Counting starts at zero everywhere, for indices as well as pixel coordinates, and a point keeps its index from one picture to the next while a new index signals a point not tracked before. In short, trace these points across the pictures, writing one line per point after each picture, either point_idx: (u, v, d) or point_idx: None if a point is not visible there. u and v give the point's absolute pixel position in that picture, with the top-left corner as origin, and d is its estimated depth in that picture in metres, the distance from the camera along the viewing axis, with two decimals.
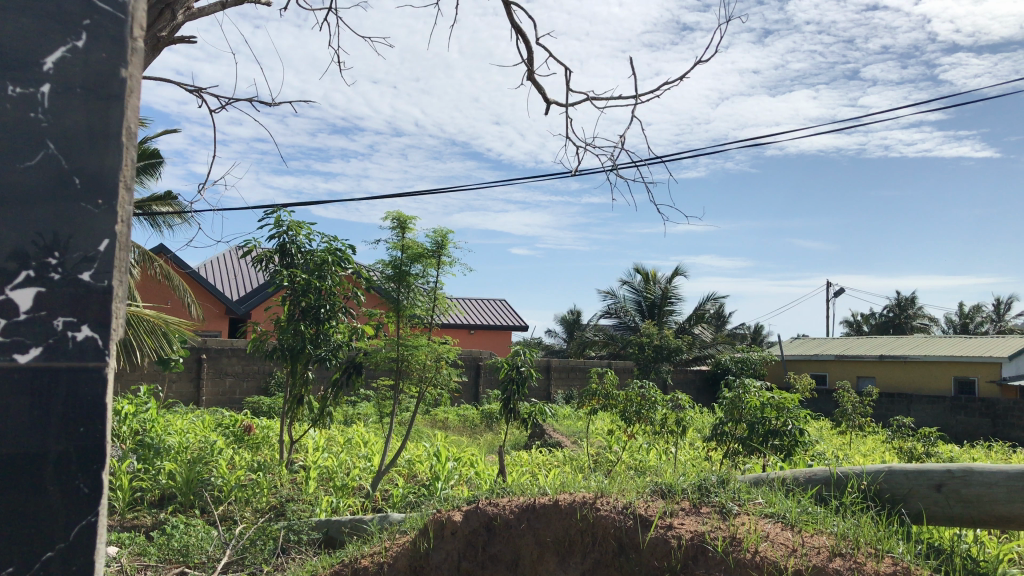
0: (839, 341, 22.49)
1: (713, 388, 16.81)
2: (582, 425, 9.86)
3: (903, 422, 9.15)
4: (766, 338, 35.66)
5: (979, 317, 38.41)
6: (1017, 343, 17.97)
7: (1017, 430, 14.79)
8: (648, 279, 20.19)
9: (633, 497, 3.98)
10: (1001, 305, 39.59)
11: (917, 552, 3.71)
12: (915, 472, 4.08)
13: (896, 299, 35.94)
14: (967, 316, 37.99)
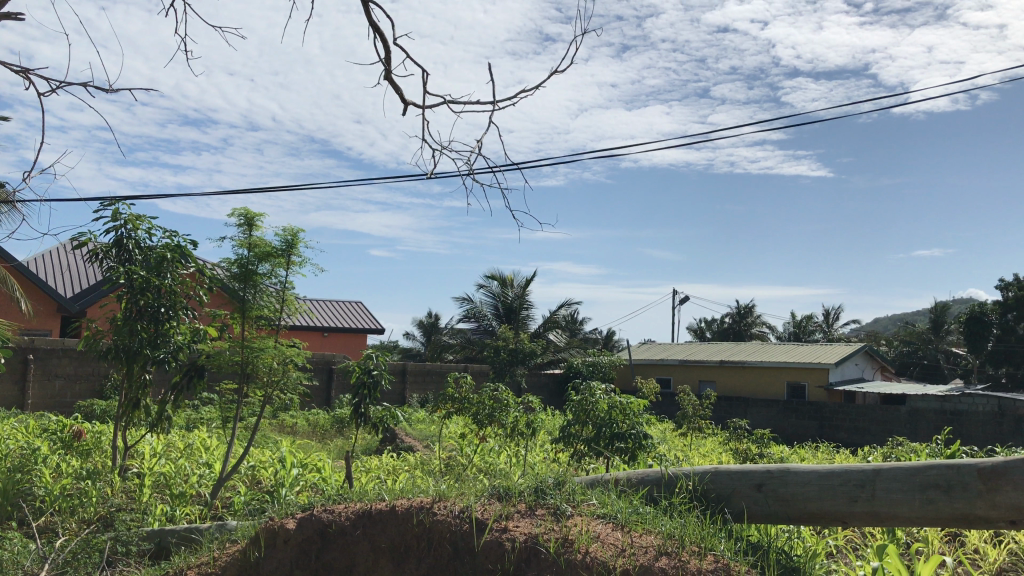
0: (686, 346, 23.45)
1: (566, 392, 17.19)
2: (434, 429, 9.84)
3: (739, 424, 9.64)
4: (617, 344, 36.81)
5: (811, 325, 41.13)
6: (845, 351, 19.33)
7: (842, 432, 15.92)
8: (504, 283, 20.42)
9: (469, 502, 3.97)
10: (830, 315, 42.53)
11: (736, 549, 3.90)
12: (738, 473, 4.29)
13: (736, 307, 37.97)
14: (801, 325, 40.61)
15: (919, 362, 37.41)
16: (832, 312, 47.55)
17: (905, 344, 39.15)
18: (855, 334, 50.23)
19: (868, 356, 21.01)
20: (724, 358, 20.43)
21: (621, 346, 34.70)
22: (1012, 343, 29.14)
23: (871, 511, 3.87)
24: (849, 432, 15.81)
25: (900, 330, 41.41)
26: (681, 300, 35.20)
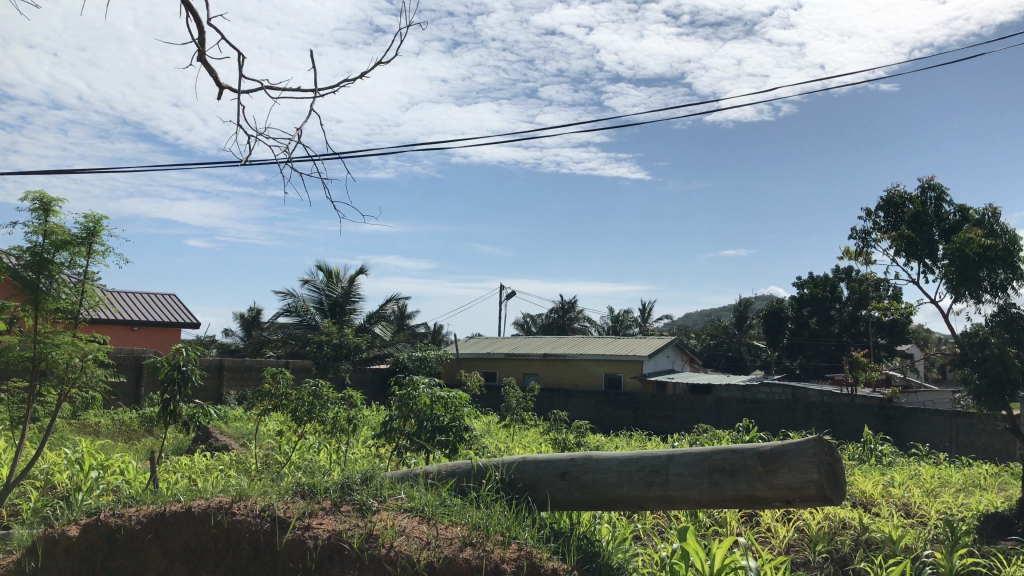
0: (512, 340, 23.90)
1: (389, 387, 17.18)
2: (251, 427, 9.52)
3: (559, 415, 9.94)
4: (444, 338, 36.98)
5: (629, 320, 43.02)
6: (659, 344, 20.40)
7: (654, 420, 16.73)
8: (330, 277, 20.06)
9: (271, 500, 3.85)
10: (648, 309, 44.66)
11: (539, 537, 4.02)
12: (544, 461, 4.43)
13: (560, 302, 39.12)
14: (620, 319, 42.41)
15: (725, 354, 39.98)
16: (649, 307, 49.93)
17: (713, 338, 41.72)
18: (668, 328, 52.89)
19: (679, 349, 22.26)
20: (546, 351, 20.98)
21: (448, 340, 34.89)
22: (806, 336, 31.74)
23: (664, 495, 4.09)
24: (660, 420, 16.65)
25: (709, 324, 44.06)
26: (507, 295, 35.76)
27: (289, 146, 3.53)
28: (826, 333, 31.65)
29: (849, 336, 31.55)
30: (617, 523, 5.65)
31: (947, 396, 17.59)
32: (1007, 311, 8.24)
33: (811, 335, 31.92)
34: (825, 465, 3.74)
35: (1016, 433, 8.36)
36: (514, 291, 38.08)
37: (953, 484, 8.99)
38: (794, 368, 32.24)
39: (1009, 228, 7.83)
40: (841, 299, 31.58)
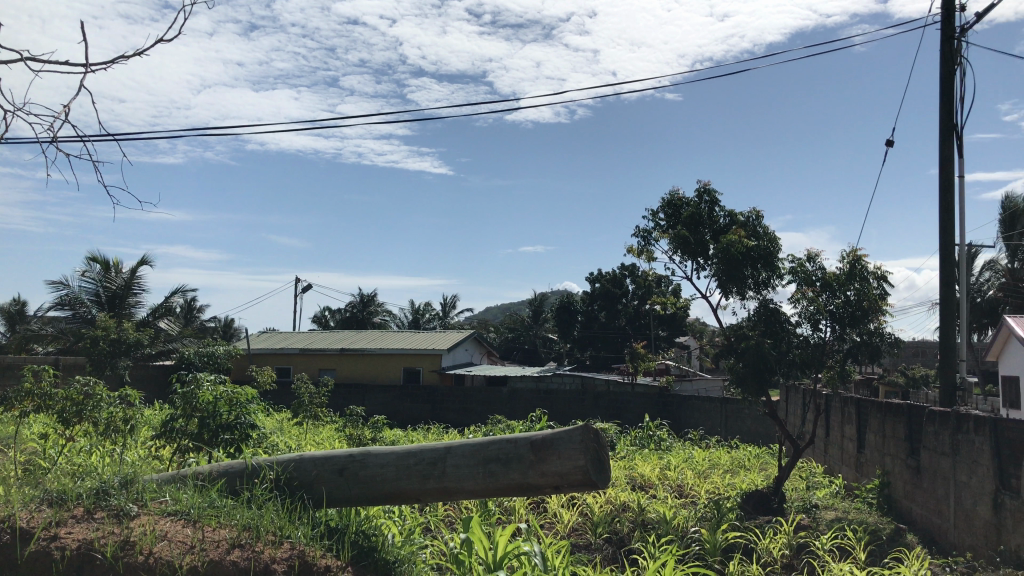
0: (307, 334, 23.29)
1: (170, 385, 16.55)
2: (9, 431, 8.69)
3: (354, 411, 9.86)
4: (235, 332, 35.42)
5: (428, 314, 43.21)
6: (457, 338, 20.73)
7: (451, 413, 16.93)
8: (108, 268, 18.71)
9: (13, 510, 3.54)
10: (447, 303, 45.03)
11: (312, 534, 3.96)
12: (321, 458, 4.39)
13: (358, 295, 38.63)
14: (419, 314, 42.48)
15: (521, 347, 41.17)
16: (448, 301, 50.32)
17: (510, 331, 42.82)
18: (468, 322, 53.64)
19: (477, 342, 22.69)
20: (342, 346, 20.65)
21: (239, 336, 33.45)
22: (595, 328, 33.40)
23: (441, 487, 4.16)
24: (458, 413, 16.87)
25: (507, 318, 45.14)
26: (304, 287, 34.84)
27: (54, 123, 3.07)
28: (613, 326, 33.45)
29: (633, 329, 33.52)
30: (398, 516, 5.68)
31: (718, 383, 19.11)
32: (767, 306, 9.06)
33: (600, 328, 33.61)
34: (591, 452, 3.95)
35: (774, 417, 9.21)
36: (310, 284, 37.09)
37: (721, 465, 9.77)
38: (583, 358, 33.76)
39: (769, 230, 8.60)
40: (627, 295, 33.61)
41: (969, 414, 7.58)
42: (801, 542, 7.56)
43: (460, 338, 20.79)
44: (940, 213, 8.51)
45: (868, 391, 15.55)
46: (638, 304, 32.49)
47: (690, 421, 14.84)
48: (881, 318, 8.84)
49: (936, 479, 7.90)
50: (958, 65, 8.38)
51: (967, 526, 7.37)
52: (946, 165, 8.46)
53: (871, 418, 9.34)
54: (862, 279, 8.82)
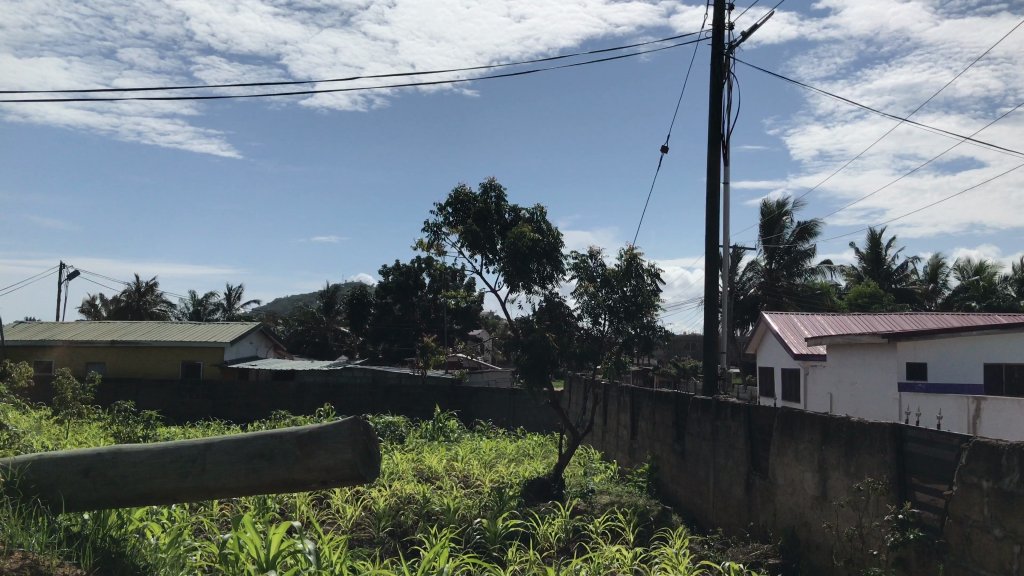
0: (71, 325, 21.44)
1: None
2: None
3: (125, 408, 9.23)
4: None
5: (211, 305, 41.21)
6: (241, 331, 19.93)
7: (234, 409, 16.24)
8: None
9: None
10: (232, 295, 43.15)
11: (49, 542, 3.64)
12: (65, 458, 4.07)
13: (132, 284, 36.13)
14: (201, 305, 40.39)
15: (311, 340, 40.24)
16: (233, 292, 48.18)
17: (301, 324, 41.68)
18: (254, 315, 51.59)
19: (264, 335, 21.93)
20: (113, 338, 19.19)
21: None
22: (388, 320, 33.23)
23: (199, 486, 3.96)
24: (241, 409, 16.21)
25: (296, 311, 43.93)
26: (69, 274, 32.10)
27: None
28: (407, 319, 33.49)
29: (426, 322, 33.71)
30: (158, 517, 5.35)
31: (507, 375, 19.61)
32: (550, 300, 9.38)
33: (394, 321, 33.53)
34: (359, 445, 3.90)
35: (555, 407, 9.56)
36: (76, 271, 34.13)
37: (506, 455, 10.03)
38: (376, 352, 33.50)
39: (553, 228, 8.92)
40: (422, 288, 33.51)
41: (727, 401, 8.24)
42: (576, 525, 7.90)
43: (244, 331, 20.00)
44: (706, 216, 9.18)
45: (642, 382, 16.57)
46: (432, 298, 32.73)
47: (478, 413, 15.46)
48: (653, 313, 9.42)
49: (698, 463, 8.53)
50: (725, 79, 9.05)
51: (723, 505, 8.01)
52: (713, 172, 9.12)
53: (643, 407, 9.94)
54: (637, 276, 9.35)
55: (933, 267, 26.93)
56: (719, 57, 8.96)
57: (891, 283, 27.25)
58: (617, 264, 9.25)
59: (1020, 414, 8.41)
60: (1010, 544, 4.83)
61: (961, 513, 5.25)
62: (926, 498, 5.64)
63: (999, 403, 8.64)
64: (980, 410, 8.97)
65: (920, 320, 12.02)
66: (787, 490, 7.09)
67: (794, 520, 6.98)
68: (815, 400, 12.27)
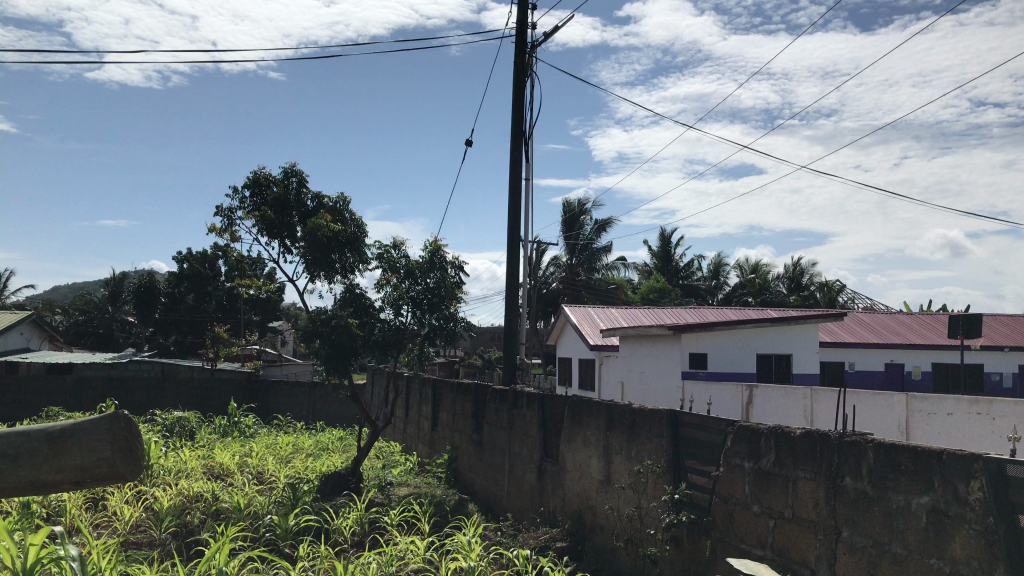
0: None
1: None
2: None
3: None
4: None
5: None
6: (8, 321, 18.20)
7: None
8: None
9: None
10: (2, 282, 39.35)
11: None
12: None
13: None
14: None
15: (94, 332, 37.49)
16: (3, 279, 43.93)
17: (82, 314, 38.71)
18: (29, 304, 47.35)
19: (35, 326, 20.15)
20: None
21: None
22: (180, 312, 31.64)
23: None
24: None
25: (78, 301, 40.73)
26: None
27: None
28: (201, 309, 32.03)
29: (222, 313, 32.43)
30: None
31: (307, 368, 19.19)
32: (352, 290, 9.22)
33: (187, 312, 31.92)
34: (119, 442, 3.65)
35: (355, 400, 9.42)
36: None
37: (304, 450, 9.80)
38: (167, 344, 31.74)
39: (356, 217, 8.79)
40: (217, 278, 32.44)
41: (522, 392, 8.46)
42: (371, 518, 7.82)
43: (13, 321, 18.30)
44: (508, 210, 9.36)
45: (445, 373, 16.73)
46: (229, 287, 31.45)
47: (275, 408, 15.91)
48: (455, 304, 9.52)
49: (494, 452, 8.71)
50: (528, 77, 9.26)
51: (516, 492, 8.23)
52: (515, 168, 9.32)
53: (443, 397, 10.03)
54: (440, 268, 9.39)
55: (716, 265, 28.97)
56: (522, 55, 9.16)
57: (679, 279, 29.07)
58: (421, 255, 9.24)
59: (784, 400, 9.21)
60: (766, 518, 5.26)
61: (727, 492, 5.66)
62: (698, 479, 6.03)
63: (768, 390, 9.42)
64: (752, 397, 9.73)
65: (702, 314, 12.89)
66: (576, 476, 7.38)
67: (581, 504, 7.27)
68: (609, 389, 12.86)
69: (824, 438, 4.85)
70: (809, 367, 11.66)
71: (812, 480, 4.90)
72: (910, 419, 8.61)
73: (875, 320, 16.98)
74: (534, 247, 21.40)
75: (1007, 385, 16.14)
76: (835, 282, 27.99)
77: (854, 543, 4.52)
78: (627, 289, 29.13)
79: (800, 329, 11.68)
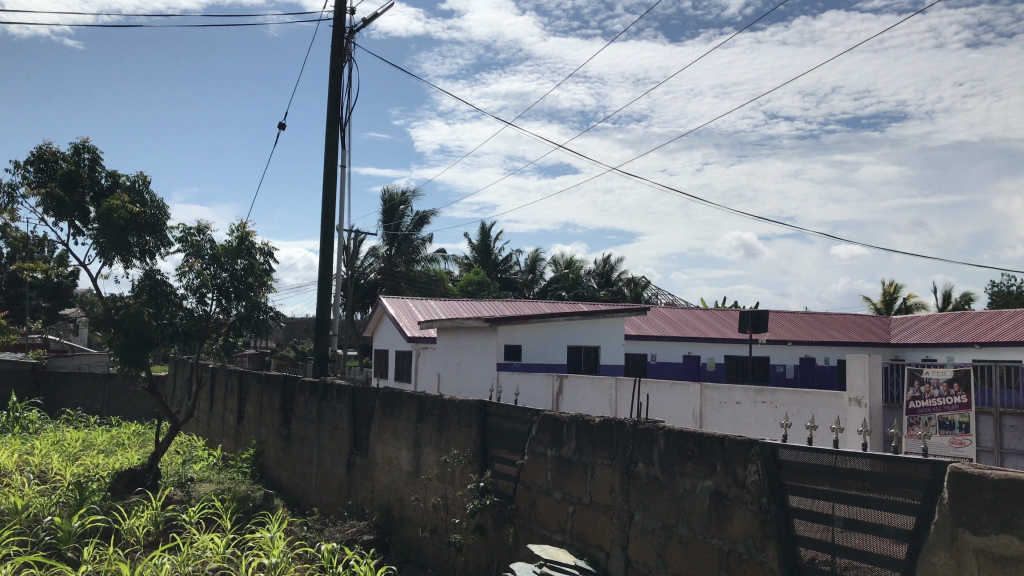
0: None
1: None
2: None
3: None
4: None
5: None
6: None
7: None
8: None
9: None
10: None
11: None
12: None
13: None
14: None
15: None
16: None
17: None
18: None
19: None
20: None
21: None
22: None
23: None
24: None
25: None
26: None
27: None
28: None
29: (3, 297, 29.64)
30: None
31: (103, 359, 17.88)
32: (152, 276, 8.68)
33: None
34: None
35: (153, 392, 8.90)
36: None
37: (95, 446, 9.16)
38: None
39: (156, 198, 8.29)
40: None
41: (332, 383, 8.31)
42: (167, 517, 7.42)
43: None
44: (323, 197, 9.15)
45: (254, 363, 16.15)
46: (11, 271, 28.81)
47: (63, 402, 14.73)
48: (264, 292, 9.21)
49: (302, 445, 8.52)
50: (346, 62, 9.08)
51: (324, 485, 8.09)
52: (330, 154, 9.11)
53: (250, 389, 9.69)
54: (248, 253, 9.05)
55: (532, 260, 29.68)
56: (340, 40, 8.97)
57: (497, 272, 29.50)
58: (228, 240, 8.87)
59: (591, 390, 9.59)
60: (566, 504, 5.44)
61: (530, 480, 5.80)
62: (503, 468, 6.16)
63: (576, 381, 9.77)
64: (561, 387, 10.06)
65: (516, 307, 13.18)
66: (385, 468, 7.33)
67: (389, 496, 7.24)
68: (425, 380, 12.89)
69: (620, 426, 5.07)
70: (616, 358, 12.21)
71: (609, 466, 5.12)
72: (703, 407, 9.20)
73: (677, 314, 18.01)
74: (351, 234, 21.06)
75: (789, 376, 17.64)
76: (641, 278, 29.51)
77: (645, 525, 4.77)
78: (446, 280, 29.33)
79: (609, 322, 12.20)
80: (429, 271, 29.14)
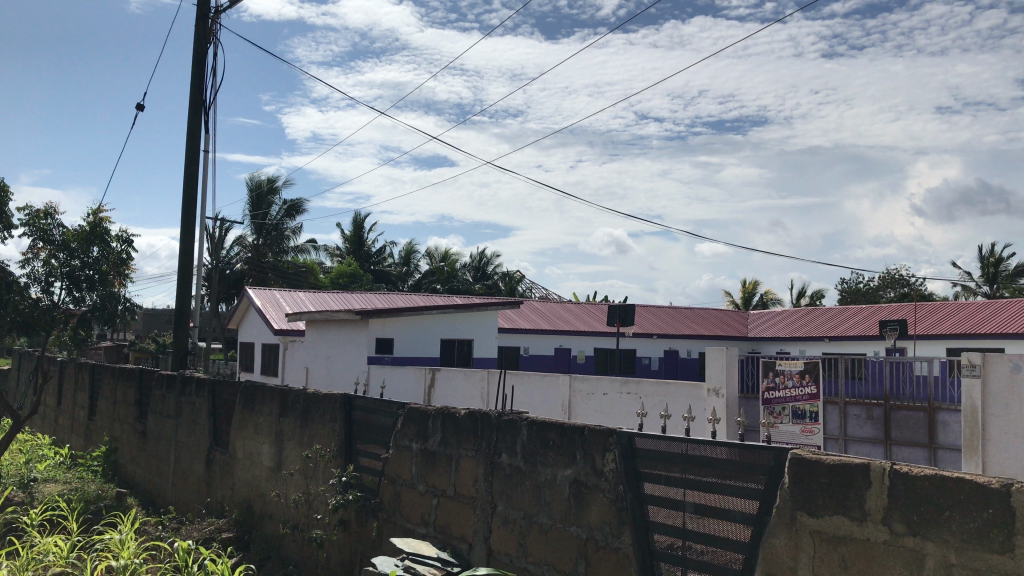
0: None
1: None
2: None
3: None
4: None
5: None
6: None
7: None
8: None
9: None
10: None
11: None
12: None
13: None
14: None
15: None
16: None
17: None
18: None
19: None
20: None
21: None
22: None
23: None
24: None
25: None
26: None
27: None
28: None
29: None
30: None
31: None
32: None
33: None
34: None
35: None
36: None
37: None
38: None
39: None
40: None
41: (192, 376, 8.00)
42: (6, 520, 6.96)
43: None
44: (184, 183, 8.79)
45: (106, 356, 15.33)
46: None
47: None
48: (119, 281, 8.76)
49: (159, 441, 8.18)
50: (210, 44, 8.76)
51: (181, 483, 7.79)
52: (193, 138, 8.76)
53: (102, 383, 9.22)
54: (102, 241, 8.58)
55: (406, 252, 29.52)
56: (204, 20, 8.63)
57: (370, 264, 29.18)
58: (79, 226, 8.39)
59: (463, 383, 9.62)
60: (431, 497, 5.42)
61: (394, 474, 5.76)
62: (367, 462, 6.08)
63: (448, 373, 9.79)
64: (433, 379, 10.06)
65: (388, 299, 13.06)
66: (245, 464, 7.12)
67: (250, 493, 7.04)
68: (293, 373, 12.60)
69: (485, 417, 5.10)
70: (489, 351, 12.30)
71: (473, 458, 5.14)
72: (571, 398, 9.38)
73: (550, 308, 18.30)
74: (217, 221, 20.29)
75: (655, 368, 18.27)
76: (513, 272, 29.86)
77: (507, 516, 4.81)
78: (316, 271, 28.75)
79: (482, 315, 12.26)
80: (299, 262, 28.49)
